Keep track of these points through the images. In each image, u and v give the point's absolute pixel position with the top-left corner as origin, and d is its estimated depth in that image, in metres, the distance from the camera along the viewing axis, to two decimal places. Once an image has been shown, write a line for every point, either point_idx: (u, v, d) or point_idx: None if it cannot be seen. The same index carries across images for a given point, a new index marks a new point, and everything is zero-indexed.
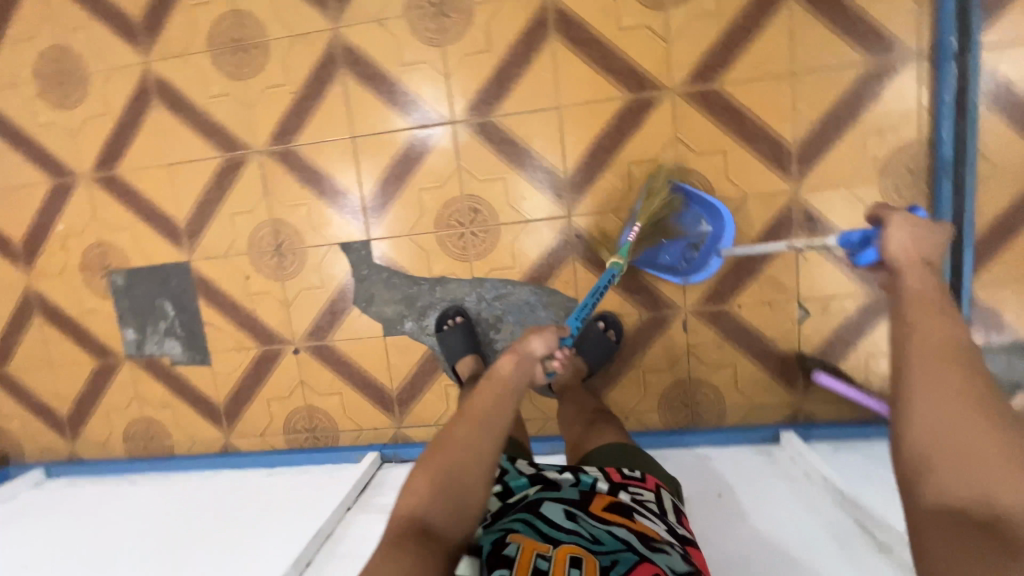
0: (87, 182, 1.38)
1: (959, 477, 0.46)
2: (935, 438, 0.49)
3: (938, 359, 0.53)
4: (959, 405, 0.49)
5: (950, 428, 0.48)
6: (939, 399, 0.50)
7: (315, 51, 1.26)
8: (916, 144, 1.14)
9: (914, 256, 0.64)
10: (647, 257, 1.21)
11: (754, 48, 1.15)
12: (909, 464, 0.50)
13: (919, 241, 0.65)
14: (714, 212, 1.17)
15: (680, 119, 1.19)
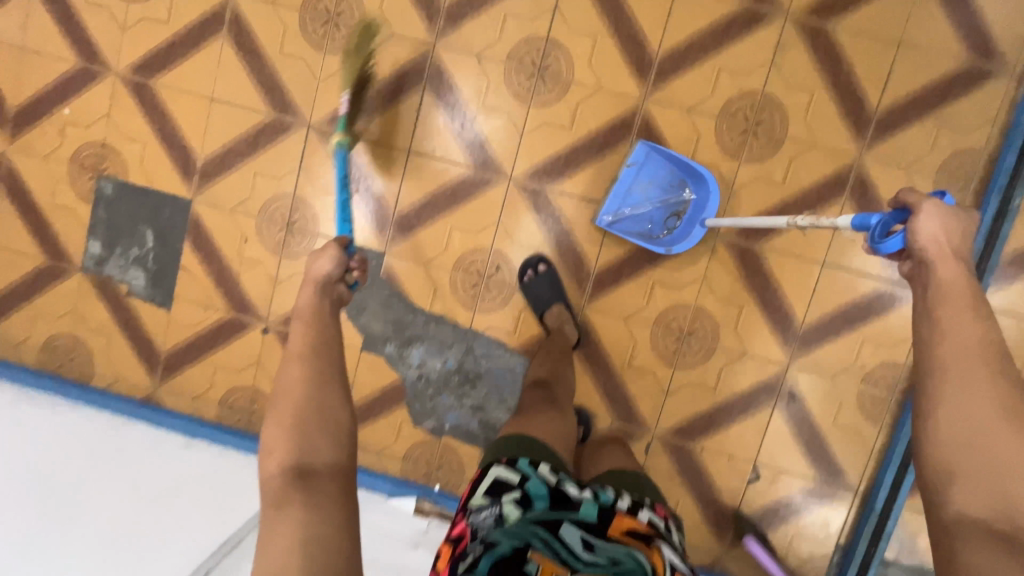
0: (117, 81, 1.28)
1: (981, 489, 0.51)
2: (959, 443, 0.53)
3: (963, 365, 0.56)
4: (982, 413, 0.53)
5: (976, 435, 0.53)
6: (966, 405, 0.54)
7: (405, 55, 1.23)
8: (902, 366, 1.23)
9: (944, 248, 0.63)
10: (630, 219, 1.21)
11: (801, 229, 1.22)
12: (934, 462, 0.55)
13: (951, 231, 0.63)
14: (698, 180, 1.18)
15: (714, 263, 1.24)
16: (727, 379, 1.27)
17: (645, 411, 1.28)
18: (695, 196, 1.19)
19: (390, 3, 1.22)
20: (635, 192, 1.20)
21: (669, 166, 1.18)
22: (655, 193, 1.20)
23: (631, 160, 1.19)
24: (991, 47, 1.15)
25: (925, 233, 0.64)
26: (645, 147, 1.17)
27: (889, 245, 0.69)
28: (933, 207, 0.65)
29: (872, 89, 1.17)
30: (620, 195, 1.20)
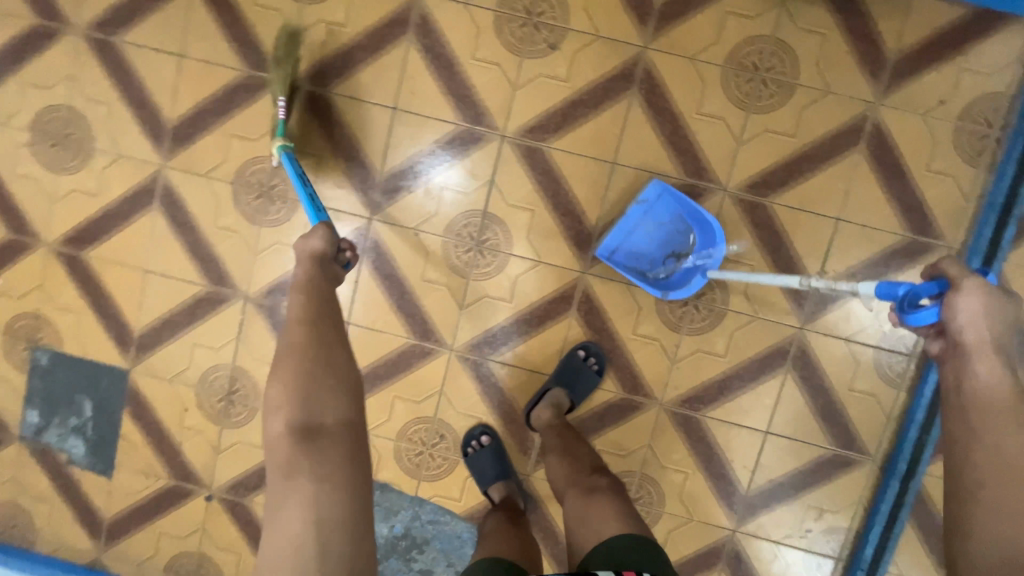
0: (49, 253, 1.26)
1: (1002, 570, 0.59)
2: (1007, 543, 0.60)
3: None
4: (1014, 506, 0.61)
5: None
6: (1016, 509, 0.61)
7: (342, 228, 1.21)
8: (846, 531, 1.24)
9: (982, 335, 0.70)
10: (632, 255, 1.16)
11: (745, 398, 1.21)
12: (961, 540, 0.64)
13: (987, 314, 0.70)
14: (702, 225, 1.11)
15: (657, 433, 1.23)
16: (674, 544, 1.26)
17: None
18: (699, 247, 1.13)
19: (324, 176, 1.20)
20: (641, 231, 1.15)
21: (679, 211, 1.12)
22: (660, 235, 1.15)
23: (641, 198, 1.13)
24: (928, 223, 1.14)
25: (961, 318, 0.70)
26: (658, 186, 1.11)
27: (915, 318, 0.74)
28: (971, 291, 0.70)
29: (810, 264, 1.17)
30: (624, 232, 1.15)
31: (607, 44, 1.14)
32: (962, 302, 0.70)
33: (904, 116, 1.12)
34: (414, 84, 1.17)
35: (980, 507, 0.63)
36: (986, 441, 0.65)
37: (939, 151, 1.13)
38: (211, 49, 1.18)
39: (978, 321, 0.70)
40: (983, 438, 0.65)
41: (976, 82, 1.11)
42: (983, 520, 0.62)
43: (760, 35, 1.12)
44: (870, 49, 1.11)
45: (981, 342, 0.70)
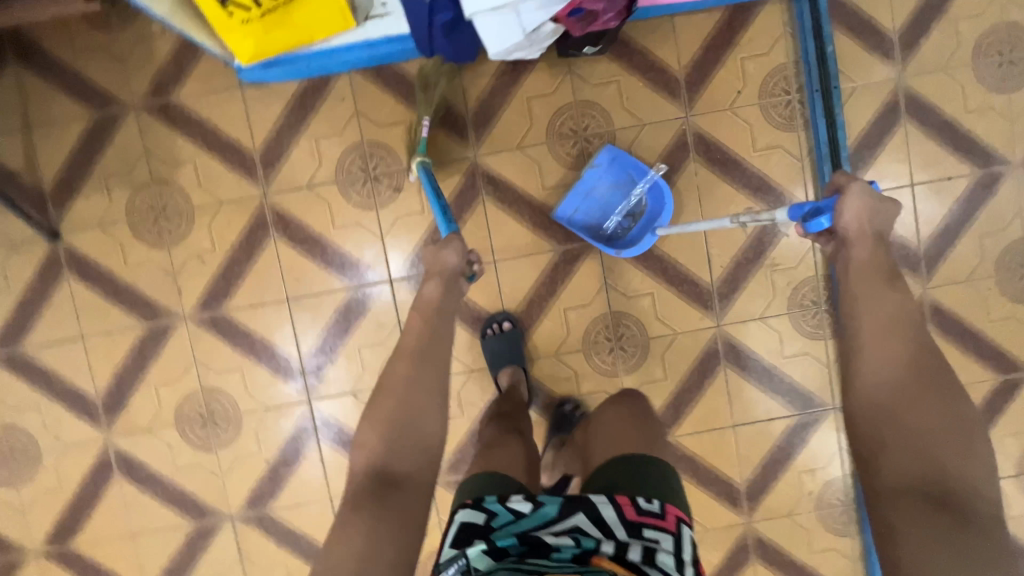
0: (39, 559, 1.30)
1: (902, 453, 0.61)
2: (886, 397, 0.65)
3: (904, 335, 0.69)
4: (894, 364, 0.67)
5: (896, 404, 0.64)
6: (887, 366, 0.67)
7: (290, 419, 1.28)
8: (843, 479, 1.31)
9: (863, 227, 0.79)
10: (590, 216, 1.23)
11: (702, 405, 1.29)
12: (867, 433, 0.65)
13: (869, 211, 0.79)
14: (655, 189, 1.19)
15: None
16: (704, 557, 1.33)
17: None
18: (653, 209, 1.21)
19: (253, 381, 1.27)
20: (596, 193, 1.22)
21: (632, 174, 1.20)
22: (615, 196, 1.22)
23: (595, 162, 1.19)
24: (779, 192, 1.25)
25: (845, 216, 0.79)
26: (609, 152, 1.18)
27: (813, 227, 0.83)
28: (857, 192, 0.80)
29: (699, 268, 1.27)
30: (581, 194, 1.22)
31: (444, 166, 1.24)
32: (845, 205, 0.79)
33: (716, 115, 1.24)
34: (295, 270, 1.25)
35: (861, 369, 0.69)
36: (864, 310, 0.72)
37: (758, 130, 1.24)
38: (106, 319, 1.26)
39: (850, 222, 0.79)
40: (861, 309, 0.73)
41: (759, 63, 1.23)
42: (866, 376, 0.68)
43: (565, 104, 1.23)
44: (660, 77, 1.23)
45: (863, 228, 0.79)
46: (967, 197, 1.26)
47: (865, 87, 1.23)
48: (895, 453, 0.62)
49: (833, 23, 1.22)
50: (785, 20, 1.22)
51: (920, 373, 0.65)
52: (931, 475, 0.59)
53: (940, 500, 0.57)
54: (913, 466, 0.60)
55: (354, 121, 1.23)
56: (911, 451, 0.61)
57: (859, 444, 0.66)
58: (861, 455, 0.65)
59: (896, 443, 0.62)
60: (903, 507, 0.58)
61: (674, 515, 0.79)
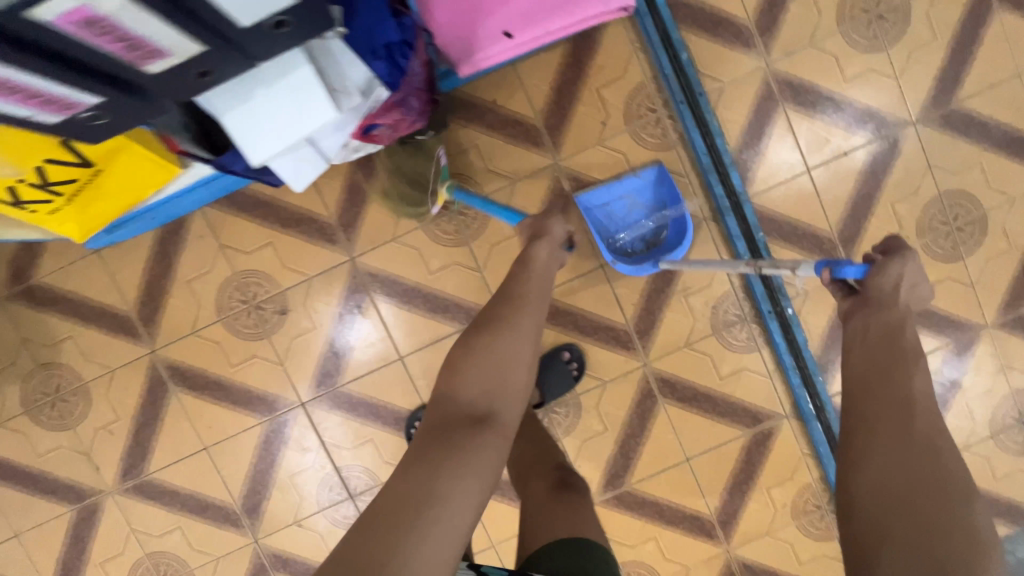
0: None
1: (903, 551, 0.52)
2: (891, 491, 0.56)
3: (923, 428, 0.60)
4: (911, 456, 0.58)
5: (908, 503, 0.55)
6: (895, 457, 0.58)
7: (244, 564, 1.25)
8: (814, 484, 1.26)
9: (891, 286, 0.70)
10: (605, 226, 1.16)
11: (649, 446, 1.25)
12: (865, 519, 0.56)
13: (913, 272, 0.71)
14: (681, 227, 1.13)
15: (606, 524, 1.27)
16: None
17: None
18: (670, 239, 1.15)
19: (197, 537, 1.24)
20: (623, 202, 1.16)
21: (667, 200, 1.15)
22: (637, 215, 1.17)
23: (639, 173, 1.14)
24: None
25: (894, 273, 0.70)
26: (656, 172, 1.14)
27: (850, 272, 0.70)
28: (915, 262, 0.71)
29: (610, 311, 1.21)
30: (611, 195, 1.15)
31: (324, 277, 1.19)
32: (894, 265, 0.70)
33: (586, 153, 1.17)
34: (205, 418, 1.22)
35: (869, 452, 0.60)
36: (880, 385, 0.64)
37: (634, 157, 1.17)
38: (35, 513, 1.23)
39: (914, 278, 0.71)
40: (875, 385, 0.64)
41: (617, 89, 1.15)
42: (872, 462, 0.59)
43: (429, 183, 1.17)
44: (519, 131, 1.16)
45: (884, 292, 0.70)
46: (870, 167, 1.18)
47: (731, 84, 1.16)
48: (896, 549, 0.52)
49: (681, 27, 1.14)
50: (632, 36, 1.14)
51: (939, 475, 0.56)
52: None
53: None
54: (921, 570, 0.50)
55: (221, 254, 1.18)
56: (919, 556, 0.51)
57: (855, 537, 0.56)
58: (853, 546, 0.56)
59: (901, 543, 0.52)
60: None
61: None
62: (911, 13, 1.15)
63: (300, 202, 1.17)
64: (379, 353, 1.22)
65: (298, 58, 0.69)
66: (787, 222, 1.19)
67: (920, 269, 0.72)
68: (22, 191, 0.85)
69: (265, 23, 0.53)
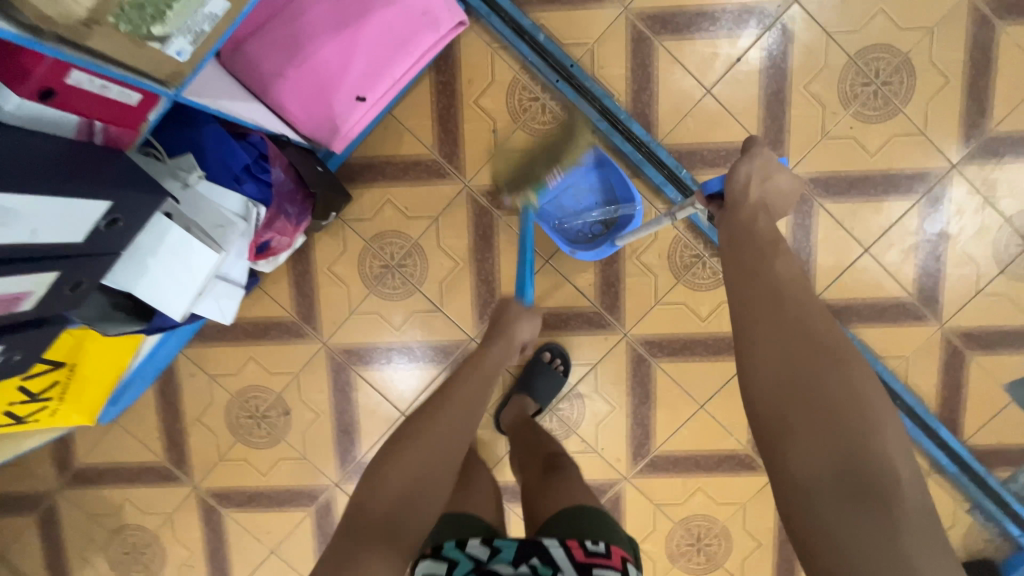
0: None
1: (811, 445, 0.52)
2: (780, 378, 0.55)
3: (801, 317, 0.59)
4: (793, 345, 0.57)
5: (801, 384, 0.54)
6: (778, 345, 0.57)
7: None
8: None
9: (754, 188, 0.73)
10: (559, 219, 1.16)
11: (661, 407, 1.26)
12: (768, 417, 0.55)
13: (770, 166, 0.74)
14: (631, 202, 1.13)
15: (650, 493, 1.29)
16: (759, 528, 1.29)
17: None
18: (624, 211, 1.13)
19: None
20: (570, 192, 1.16)
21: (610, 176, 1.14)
22: (588, 199, 1.17)
23: (577, 161, 1.12)
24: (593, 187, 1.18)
25: (744, 173, 0.74)
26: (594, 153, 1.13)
27: (716, 188, 0.78)
28: (762, 155, 0.75)
29: (573, 301, 1.23)
30: (556, 188, 1.15)
31: (307, 369, 1.26)
32: (746, 166, 0.74)
33: (490, 166, 1.18)
34: (261, 526, 1.32)
35: (756, 353, 0.58)
36: (746, 290, 0.62)
37: (536, 149, 1.17)
38: None
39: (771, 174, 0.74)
40: (744, 286, 0.63)
41: (494, 93, 1.16)
42: (759, 361, 0.57)
43: (361, 252, 1.22)
44: (421, 170, 1.19)
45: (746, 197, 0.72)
46: (768, 62, 1.14)
47: (598, 42, 1.14)
48: (802, 439, 0.52)
49: (529, 11, 1.13)
50: (488, 39, 1.15)
51: (828, 356, 0.56)
52: (847, 463, 0.50)
53: (861, 491, 0.49)
54: (829, 459, 0.51)
55: (215, 384, 1.27)
56: (822, 440, 0.52)
57: (761, 436, 0.55)
58: (761, 443, 0.55)
59: (802, 438, 0.52)
60: (825, 502, 0.50)
61: (621, 556, 0.67)
62: None
63: (260, 313, 1.25)
64: (382, 417, 1.28)
65: (164, 222, 0.74)
66: (708, 147, 1.17)
67: (783, 165, 0.75)
68: (19, 408, 0.96)
69: (99, 227, 0.59)
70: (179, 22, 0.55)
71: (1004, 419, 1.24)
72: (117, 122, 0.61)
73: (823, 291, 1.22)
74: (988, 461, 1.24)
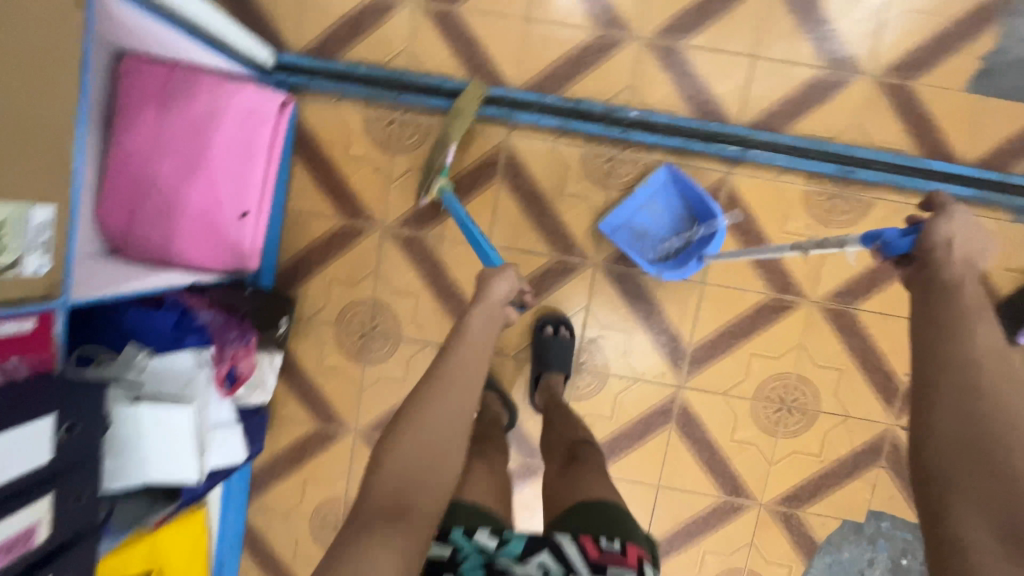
0: None
1: (979, 502, 0.49)
2: (962, 437, 0.53)
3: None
4: (986, 414, 0.53)
5: (965, 428, 0.53)
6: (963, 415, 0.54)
7: None
8: (809, 186, 1.19)
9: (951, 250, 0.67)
10: (630, 242, 1.19)
11: (670, 307, 1.24)
12: (929, 469, 0.53)
13: (969, 237, 0.68)
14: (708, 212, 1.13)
15: (711, 387, 1.25)
16: (830, 356, 1.24)
17: (871, 436, 1.26)
18: (704, 226, 1.14)
19: None
20: (645, 213, 1.19)
21: (685, 195, 1.16)
22: (663, 216, 1.18)
23: (647, 179, 1.16)
24: (484, 159, 1.21)
25: (944, 236, 0.69)
26: (665, 172, 1.15)
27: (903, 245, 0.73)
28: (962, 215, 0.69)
29: (534, 265, 1.23)
30: (627, 210, 1.18)
31: (354, 461, 1.30)
32: (944, 225, 0.69)
33: (391, 200, 1.22)
34: None
35: (939, 404, 0.55)
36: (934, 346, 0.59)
37: (418, 161, 1.21)
38: None
39: (975, 240, 0.68)
40: (940, 347, 0.58)
41: (355, 140, 1.21)
42: (938, 408, 0.55)
43: (335, 335, 1.26)
44: (338, 239, 1.24)
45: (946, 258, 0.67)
46: None
47: (411, 42, 1.18)
48: (966, 484, 0.50)
49: (340, 56, 1.18)
50: (322, 100, 1.20)
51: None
52: (1009, 507, 0.48)
53: (1022, 544, 0.46)
54: (987, 500, 0.49)
55: (291, 519, 1.32)
56: (985, 485, 0.50)
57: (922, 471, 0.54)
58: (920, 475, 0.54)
59: (972, 490, 0.50)
60: (973, 543, 0.48)
61: (637, 554, 0.71)
62: None
63: (289, 438, 1.30)
64: None
65: (131, 409, 0.80)
66: (558, 63, 1.17)
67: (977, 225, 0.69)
68: None
69: (59, 438, 0.65)
70: (16, 242, 0.62)
71: (990, 119, 1.16)
72: (27, 350, 0.68)
73: (742, 114, 1.18)
74: (1000, 166, 1.17)
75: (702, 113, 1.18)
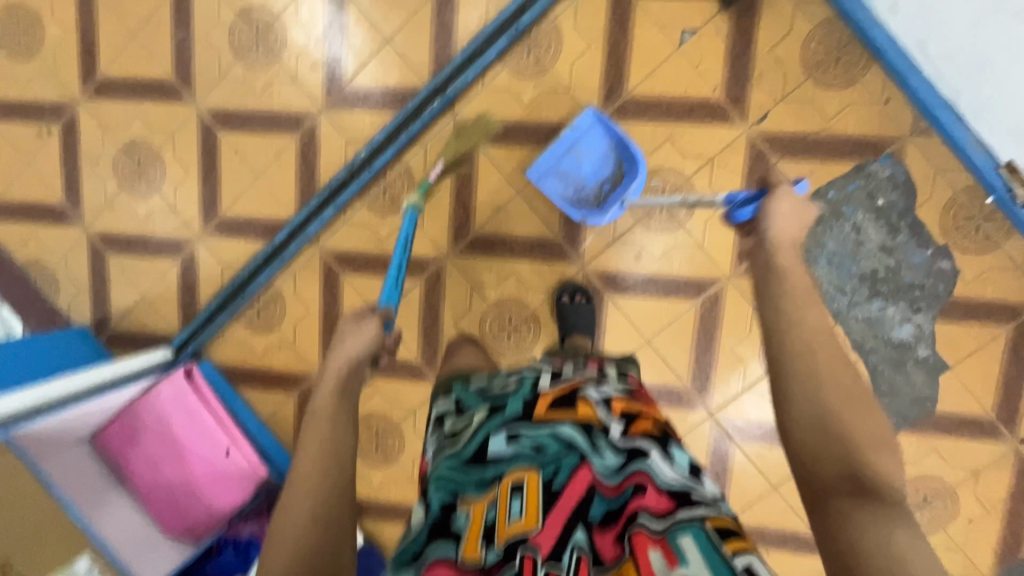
0: None
1: (834, 467, 0.56)
2: (811, 416, 0.58)
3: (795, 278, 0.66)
4: (825, 392, 0.58)
5: (813, 400, 0.59)
6: (813, 392, 0.59)
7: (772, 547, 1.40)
8: (508, 65, 1.32)
9: (786, 238, 0.70)
10: (554, 187, 1.30)
11: (519, 227, 1.37)
12: (801, 450, 0.59)
13: (798, 220, 0.73)
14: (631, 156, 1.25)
15: (599, 245, 1.36)
16: (651, 137, 1.30)
17: (744, 153, 1.28)
18: (628, 167, 1.26)
19: None
20: (572, 156, 1.29)
21: (611, 140, 1.27)
22: (591, 157, 1.29)
23: (576, 122, 1.26)
24: (322, 273, 1.45)
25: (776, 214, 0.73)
26: (592, 115, 1.25)
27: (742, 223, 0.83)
28: (793, 199, 0.74)
29: (417, 297, 1.43)
30: (558, 153, 1.28)
31: None
32: (779, 205, 0.73)
33: (305, 353, 1.49)
34: None
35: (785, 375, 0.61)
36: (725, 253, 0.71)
37: (293, 316, 1.48)
38: None
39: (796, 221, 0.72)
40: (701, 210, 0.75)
41: (252, 343, 1.50)
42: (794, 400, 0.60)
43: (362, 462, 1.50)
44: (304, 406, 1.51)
45: (782, 245, 0.70)
46: (242, 128, 1.43)
47: (220, 259, 1.48)
48: (825, 459, 0.57)
49: (197, 309, 1.51)
50: (214, 342, 1.52)
51: (854, 405, 0.58)
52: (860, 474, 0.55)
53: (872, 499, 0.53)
54: (847, 473, 0.55)
55: None
56: (843, 462, 0.56)
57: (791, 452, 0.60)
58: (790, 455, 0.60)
59: (830, 457, 0.56)
60: (838, 509, 0.54)
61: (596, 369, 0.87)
62: (133, 145, 1.48)
63: None
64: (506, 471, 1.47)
65: None
66: (297, 178, 1.42)
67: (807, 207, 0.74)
68: None
69: None
70: None
71: None
72: None
73: (423, 77, 1.35)
74: None
75: (400, 105, 1.36)
